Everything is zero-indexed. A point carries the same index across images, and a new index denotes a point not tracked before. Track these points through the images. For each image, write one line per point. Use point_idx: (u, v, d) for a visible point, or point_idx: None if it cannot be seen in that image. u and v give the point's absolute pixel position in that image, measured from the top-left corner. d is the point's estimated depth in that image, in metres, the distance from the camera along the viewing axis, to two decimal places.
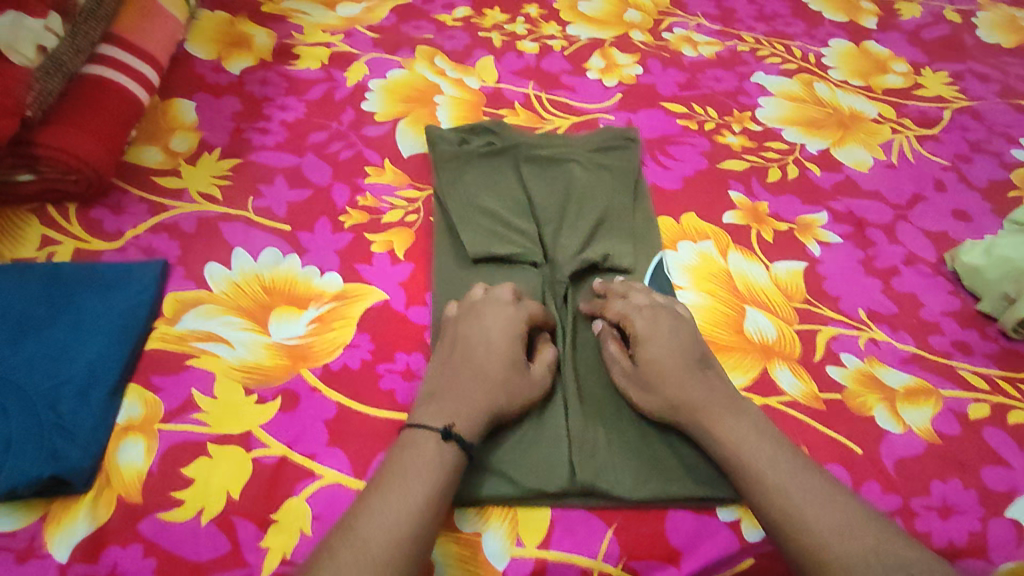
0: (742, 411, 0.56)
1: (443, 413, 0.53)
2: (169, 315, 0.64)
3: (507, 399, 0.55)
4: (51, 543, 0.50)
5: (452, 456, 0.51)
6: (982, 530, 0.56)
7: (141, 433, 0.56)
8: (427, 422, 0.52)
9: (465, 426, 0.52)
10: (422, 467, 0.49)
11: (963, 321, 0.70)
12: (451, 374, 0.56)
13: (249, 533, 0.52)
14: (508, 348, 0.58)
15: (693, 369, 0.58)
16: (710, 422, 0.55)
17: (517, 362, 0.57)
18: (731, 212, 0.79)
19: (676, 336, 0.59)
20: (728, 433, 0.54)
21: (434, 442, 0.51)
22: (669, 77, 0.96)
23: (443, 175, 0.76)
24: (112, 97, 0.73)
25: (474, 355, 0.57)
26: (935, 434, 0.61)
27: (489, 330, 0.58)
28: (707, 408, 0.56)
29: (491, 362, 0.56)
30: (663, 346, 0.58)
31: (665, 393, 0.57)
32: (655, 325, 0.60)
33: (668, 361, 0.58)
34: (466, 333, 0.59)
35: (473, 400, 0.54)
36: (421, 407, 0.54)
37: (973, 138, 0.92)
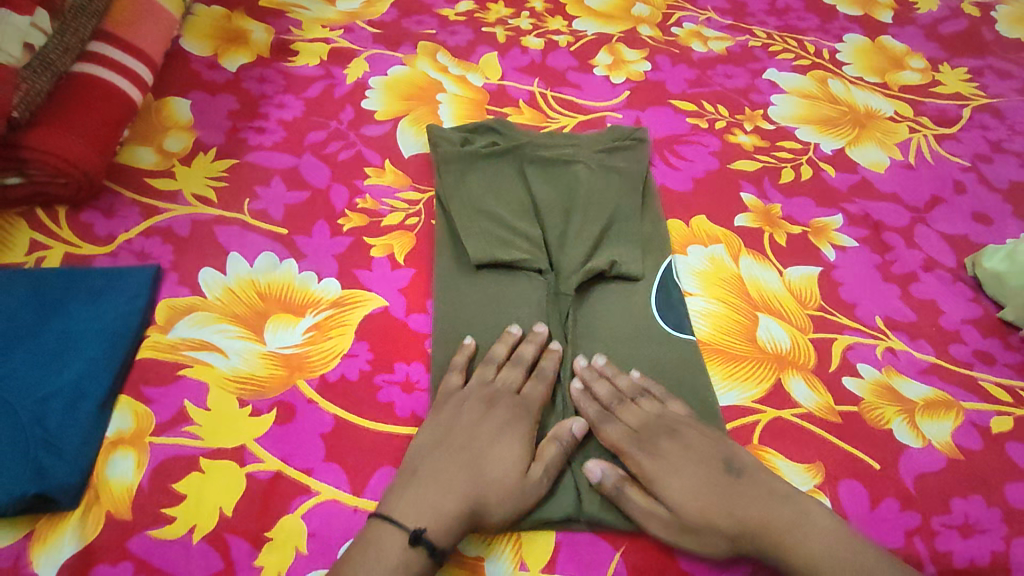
0: (803, 519, 0.51)
1: (419, 512, 0.49)
2: (161, 323, 0.62)
3: (498, 499, 0.51)
4: (37, 561, 0.48)
5: (417, 563, 0.48)
6: (1005, 550, 0.53)
7: (132, 446, 0.54)
8: (401, 518, 0.49)
9: (440, 530, 0.48)
10: (389, 572, 0.47)
11: (985, 329, 0.67)
12: (442, 464, 0.52)
13: (242, 551, 0.50)
14: (513, 442, 0.54)
15: (728, 491, 0.52)
16: (782, 544, 0.50)
17: (515, 460, 0.53)
18: (743, 215, 0.76)
19: (690, 456, 0.54)
20: (808, 547, 0.49)
21: (399, 550, 0.48)
22: (678, 74, 0.94)
23: (445, 177, 0.74)
24: (103, 96, 0.71)
25: (468, 447, 0.53)
26: (957, 449, 0.58)
27: (485, 423, 0.55)
28: (771, 531, 0.50)
29: (490, 459, 0.52)
30: (685, 480, 0.53)
31: (718, 530, 0.51)
32: (663, 461, 0.54)
33: (700, 491, 0.52)
34: (465, 419, 0.55)
35: (456, 499, 0.50)
36: (400, 494, 0.51)
37: (993, 137, 0.89)
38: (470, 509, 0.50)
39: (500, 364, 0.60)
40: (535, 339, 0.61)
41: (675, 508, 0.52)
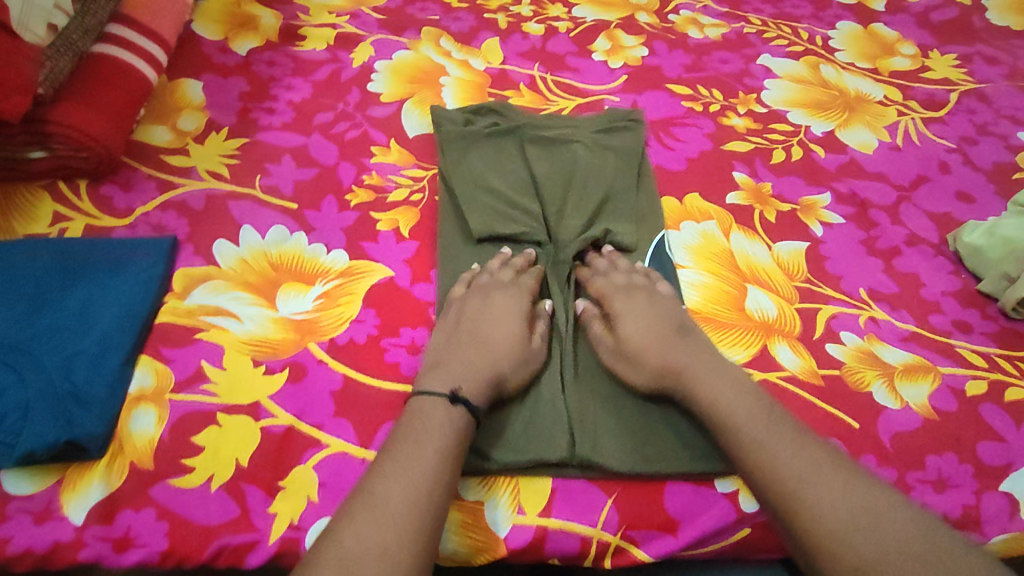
0: (721, 370, 0.58)
1: (449, 380, 0.56)
2: (178, 291, 0.65)
3: (513, 368, 0.58)
4: (68, 505, 0.52)
5: (461, 420, 0.53)
6: (976, 503, 0.57)
7: (153, 403, 0.57)
8: (433, 390, 0.55)
9: (472, 391, 0.55)
10: (433, 430, 0.52)
11: (964, 301, 0.70)
12: (454, 346, 0.59)
13: (258, 499, 0.54)
14: (513, 316, 0.62)
15: (671, 337, 0.60)
16: (695, 384, 0.57)
17: (520, 333, 0.60)
18: (734, 193, 0.79)
19: (652, 309, 0.62)
20: (708, 391, 0.56)
21: (442, 409, 0.53)
22: (675, 59, 0.96)
23: (448, 154, 0.77)
24: (121, 76, 0.74)
25: (476, 331, 0.60)
26: (932, 410, 0.61)
27: (490, 309, 0.62)
28: (690, 370, 0.57)
29: (499, 332, 0.60)
30: (637, 321, 0.61)
31: (648, 363, 0.59)
32: (626, 297, 0.63)
33: (644, 331, 0.60)
34: (469, 310, 0.62)
35: (478, 368, 0.57)
36: (426, 375, 0.57)
37: (980, 121, 0.92)
38: (495, 376, 0.57)
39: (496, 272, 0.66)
40: (524, 253, 0.69)
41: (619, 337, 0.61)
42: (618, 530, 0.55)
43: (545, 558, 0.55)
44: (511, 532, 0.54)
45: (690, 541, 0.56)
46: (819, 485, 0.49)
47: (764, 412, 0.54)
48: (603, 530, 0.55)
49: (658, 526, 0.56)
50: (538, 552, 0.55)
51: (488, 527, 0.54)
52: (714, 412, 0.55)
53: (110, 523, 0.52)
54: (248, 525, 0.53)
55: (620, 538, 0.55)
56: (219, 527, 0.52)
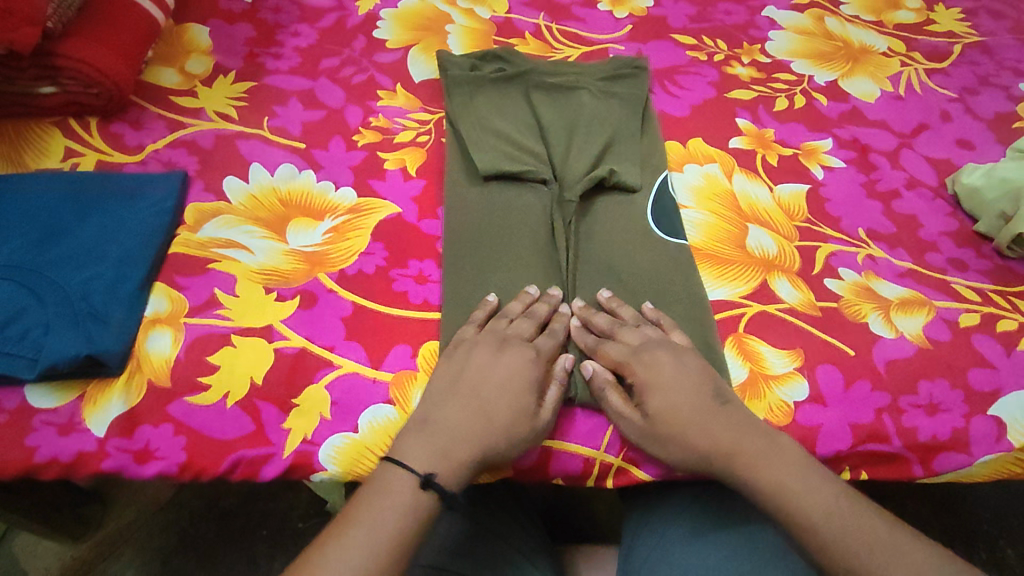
0: (776, 450, 0.53)
1: (426, 454, 0.51)
2: (190, 223, 0.66)
3: (507, 444, 0.53)
4: (90, 419, 0.54)
5: (427, 504, 0.49)
6: (965, 426, 0.59)
7: (168, 325, 0.59)
8: (409, 462, 0.50)
9: (448, 475, 0.50)
10: (389, 515, 0.48)
11: (960, 241, 0.72)
12: (448, 404, 0.53)
13: (272, 416, 0.56)
14: (520, 391, 0.54)
15: (711, 408, 0.54)
16: (748, 466, 0.53)
17: (522, 407, 0.54)
18: (738, 138, 0.79)
19: (684, 376, 0.55)
20: (769, 476, 0.52)
21: (410, 490, 0.49)
22: (680, 10, 0.96)
23: (454, 98, 0.77)
24: (129, 14, 0.74)
25: (479, 394, 0.54)
26: (927, 340, 0.63)
27: (496, 368, 0.55)
28: (744, 453, 0.53)
29: (501, 407, 0.53)
30: (670, 396, 0.54)
31: (688, 445, 0.53)
32: (653, 367, 0.56)
33: (680, 405, 0.54)
34: (476, 362, 0.56)
35: (467, 445, 0.52)
36: (407, 436, 0.52)
37: (982, 72, 0.92)
38: (479, 456, 0.52)
39: (513, 318, 0.59)
40: (549, 300, 0.61)
41: (646, 416, 0.54)
42: (620, 452, 0.58)
43: (549, 478, 0.58)
44: None
45: None
46: (905, 569, 0.48)
47: (830, 496, 0.51)
48: (605, 451, 0.58)
49: None
50: (542, 470, 0.57)
51: None
52: (776, 499, 0.52)
53: (129, 437, 0.54)
54: (263, 440, 0.55)
55: (622, 458, 0.58)
56: (234, 441, 0.55)
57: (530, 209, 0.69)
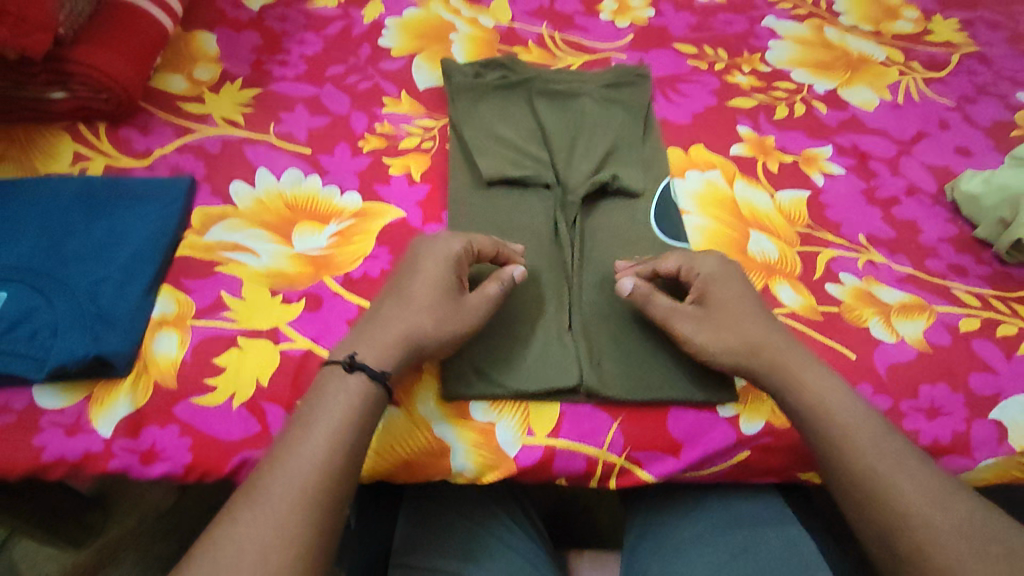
0: (816, 363, 0.57)
1: (357, 342, 0.54)
2: (197, 226, 0.67)
3: (433, 326, 0.55)
4: (97, 419, 0.55)
5: (355, 386, 0.50)
6: (966, 430, 0.60)
7: (175, 327, 0.59)
8: (336, 356, 0.53)
9: (370, 355, 0.52)
10: (329, 408, 0.49)
11: (960, 247, 0.73)
12: (376, 312, 0.56)
13: (278, 417, 0.56)
14: (440, 277, 0.57)
15: (764, 318, 0.59)
16: (796, 372, 0.56)
17: (445, 292, 0.57)
18: (739, 145, 0.80)
19: (735, 286, 0.61)
20: (814, 383, 0.55)
21: (338, 377, 0.51)
22: (681, 20, 0.97)
23: (458, 104, 0.78)
24: (139, 21, 0.76)
25: (401, 292, 0.57)
26: (927, 344, 0.64)
27: (419, 266, 0.58)
28: (791, 363, 0.56)
29: (422, 292, 0.56)
30: (732, 302, 0.59)
31: (745, 338, 0.58)
32: (720, 279, 0.60)
33: (738, 311, 0.59)
34: (401, 270, 0.59)
35: (391, 330, 0.54)
36: (347, 338, 0.55)
37: (980, 81, 0.93)
38: (410, 343, 0.54)
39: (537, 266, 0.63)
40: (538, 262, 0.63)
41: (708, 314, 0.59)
42: (623, 452, 0.58)
43: (553, 478, 0.58)
44: (521, 451, 0.57)
45: (691, 462, 0.59)
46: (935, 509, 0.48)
47: (878, 432, 0.52)
48: (609, 451, 0.58)
49: (662, 448, 0.59)
50: (546, 470, 0.57)
51: (499, 447, 0.57)
52: (816, 410, 0.54)
53: (135, 437, 0.54)
54: (268, 441, 0.55)
55: (625, 458, 0.58)
56: (240, 442, 0.55)
57: (533, 213, 0.70)
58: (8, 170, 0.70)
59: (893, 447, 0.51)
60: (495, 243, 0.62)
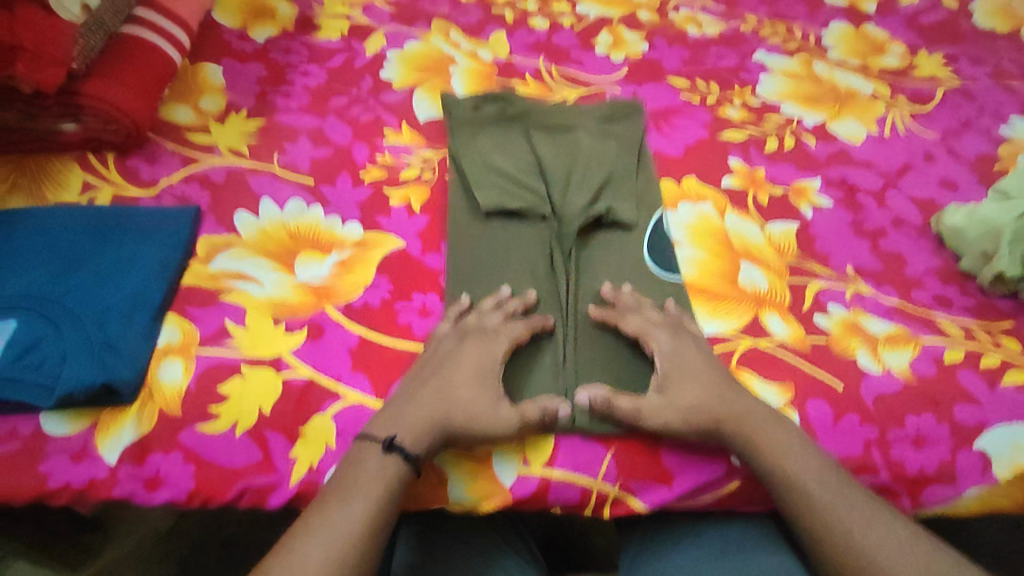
0: (781, 422, 0.59)
1: (395, 424, 0.56)
2: (202, 256, 0.69)
3: (464, 421, 0.56)
4: (102, 446, 0.56)
5: (394, 467, 0.53)
6: (951, 459, 0.61)
7: (180, 355, 0.61)
8: (374, 433, 0.55)
9: (409, 438, 0.55)
10: (363, 482, 0.52)
11: (945, 278, 0.75)
12: (413, 386, 0.58)
13: (280, 444, 0.58)
14: (482, 377, 0.59)
15: (726, 386, 0.60)
16: (755, 433, 0.58)
17: (489, 395, 0.58)
18: (729, 177, 0.82)
19: (700, 361, 0.61)
20: (772, 441, 0.57)
21: (376, 457, 0.54)
22: (674, 54, 1.00)
23: (457, 137, 0.80)
24: (148, 55, 0.78)
25: (438, 374, 0.59)
26: (912, 374, 0.65)
27: (461, 356, 0.60)
28: (754, 424, 0.58)
29: (460, 388, 0.58)
30: (690, 375, 0.60)
31: (710, 410, 0.58)
32: (674, 358, 0.61)
33: (692, 386, 0.59)
34: (444, 349, 0.61)
35: (427, 415, 0.56)
36: (379, 415, 0.57)
37: (964, 115, 0.96)
38: (441, 426, 0.56)
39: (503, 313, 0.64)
40: (522, 297, 0.66)
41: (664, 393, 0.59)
42: (617, 481, 0.59)
43: (548, 506, 0.59)
44: (517, 480, 0.58)
45: (683, 491, 0.60)
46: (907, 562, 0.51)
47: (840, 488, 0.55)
48: (603, 480, 0.59)
49: (654, 477, 0.60)
50: (542, 498, 0.59)
51: (496, 476, 0.58)
52: (779, 469, 0.56)
53: (140, 464, 0.56)
54: (270, 467, 0.57)
55: (619, 488, 0.59)
56: (242, 469, 0.56)
57: (530, 244, 0.72)
58: (19, 199, 0.71)
59: (872, 504, 0.55)
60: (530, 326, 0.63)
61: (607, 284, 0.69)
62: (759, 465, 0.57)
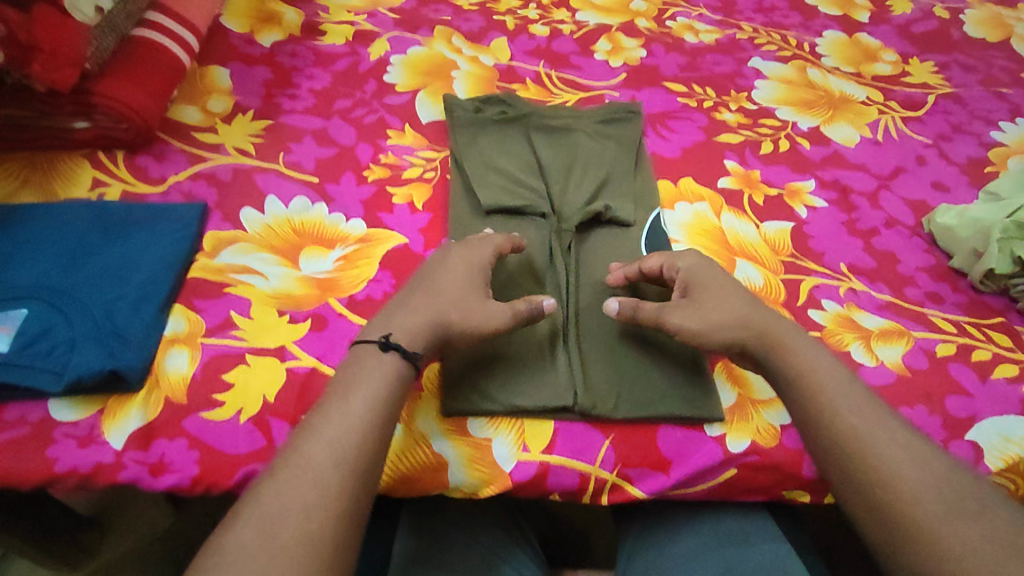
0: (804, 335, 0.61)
1: (386, 325, 0.56)
2: (208, 250, 0.70)
3: (460, 320, 0.58)
4: (109, 431, 0.57)
5: (393, 365, 0.54)
6: (944, 450, 0.62)
7: (186, 345, 0.62)
8: (367, 336, 0.56)
9: (406, 337, 0.55)
10: (369, 380, 0.52)
11: (937, 276, 0.76)
12: (402, 301, 0.59)
13: (283, 432, 0.59)
14: (473, 279, 0.61)
15: (753, 304, 0.62)
16: (787, 341, 0.59)
17: (479, 298, 0.60)
18: (725, 178, 0.84)
19: (709, 273, 0.64)
20: (803, 357, 0.58)
21: (375, 355, 0.54)
22: (671, 60, 1.02)
23: (459, 138, 0.82)
24: (159, 57, 0.80)
25: (428, 282, 0.60)
26: (905, 368, 0.67)
27: (450, 264, 0.61)
28: (784, 337, 0.59)
29: (451, 287, 0.59)
30: (708, 282, 0.62)
31: (735, 313, 0.60)
32: (700, 272, 0.63)
33: (722, 297, 0.61)
34: (429, 262, 0.63)
35: (422, 318, 0.57)
36: (371, 324, 0.58)
37: (955, 120, 0.98)
38: (437, 329, 0.57)
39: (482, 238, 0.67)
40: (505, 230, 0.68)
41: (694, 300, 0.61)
42: (615, 468, 0.60)
43: (547, 493, 0.60)
44: (516, 466, 0.59)
45: (680, 479, 0.61)
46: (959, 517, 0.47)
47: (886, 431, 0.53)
48: (600, 467, 0.60)
49: (651, 465, 0.61)
50: (541, 485, 0.59)
51: (496, 463, 0.59)
52: (807, 374, 0.57)
53: (146, 449, 0.57)
54: (273, 454, 0.58)
55: (616, 475, 0.60)
56: (246, 455, 0.57)
57: (530, 240, 0.73)
58: (29, 194, 0.73)
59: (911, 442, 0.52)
60: (512, 239, 0.67)
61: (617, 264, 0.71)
62: (783, 371, 0.58)
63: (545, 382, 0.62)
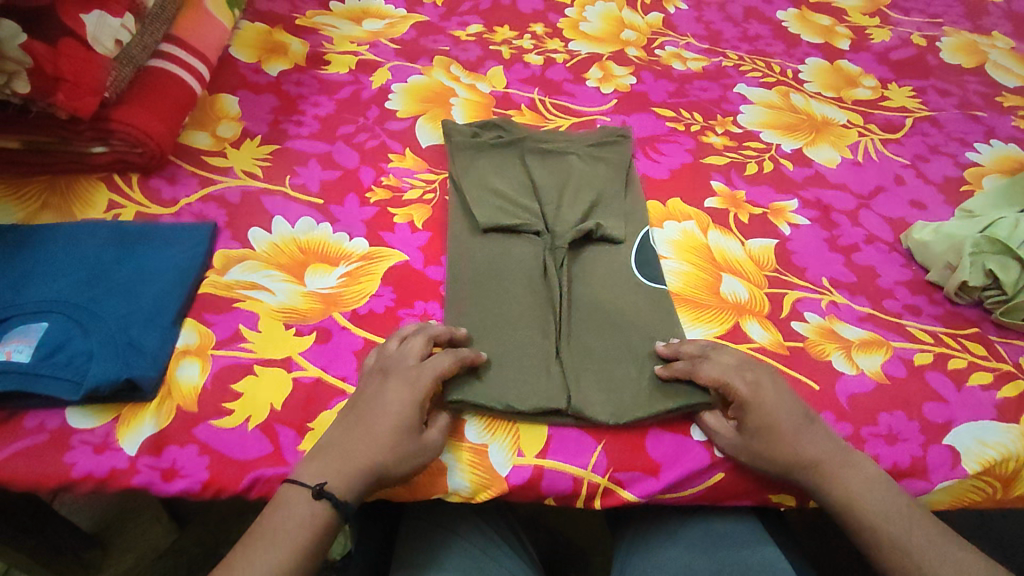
0: (853, 463, 0.62)
1: (322, 470, 0.57)
2: (218, 267, 0.73)
3: (393, 459, 0.58)
4: (122, 438, 0.60)
5: (321, 514, 0.56)
6: (922, 454, 0.65)
7: (196, 356, 0.65)
8: (305, 479, 0.57)
9: (340, 485, 0.57)
10: (293, 528, 0.55)
11: (915, 289, 0.80)
12: (343, 430, 0.60)
13: (289, 438, 0.61)
14: (400, 411, 0.59)
15: (802, 427, 0.62)
16: (831, 475, 0.61)
17: (406, 426, 0.59)
18: (712, 198, 0.88)
19: (779, 399, 0.62)
20: (845, 483, 0.61)
21: (307, 502, 0.56)
22: (660, 86, 1.07)
23: (457, 161, 0.86)
24: (173, 86, 0.84)
25: (367, 410, 0.60)
26: (885, 376, 0.70)
27: (386, 391, 0.61)
28: (824, 465, 0.61)
29: (381, 423, 0.59)
30: (773, 413, 0.61)
31: (781, 452, 0.61)
32: (766, 405, 0.62)
33: (781, 433, 0.61)
34: (368, 389, 0.62)
35: (356, 459, 0.58)
36: (307, 459, 0.58)
37: (932, 142, 1.03)
38: (370, 472, 0.58)
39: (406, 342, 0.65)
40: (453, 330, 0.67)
41: (742, 433, 0.62)
42: (606, 473, 0.63)
43: (542, 497, 0.63)
44: (511, 471, 0.62)
45: (669, 482, 0.63)
46: None
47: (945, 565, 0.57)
48: (593, 472, 0.63)
49: (641, 469, 0.63)
50: (535, 489, 0.62)
51: (492, 468, 0.62)
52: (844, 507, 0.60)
53: (158, 455, 0.59)
54: (280, 460, 0.60)
55: (608, 479, 0.63)
56: (254, 461, 0.60)
57: (525, 258, 0.76)
58: (49, 216, 0.77)
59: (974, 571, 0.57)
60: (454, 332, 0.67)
61: (602, 304, 0.73)
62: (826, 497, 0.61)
63: (538, 384, 0.65)
